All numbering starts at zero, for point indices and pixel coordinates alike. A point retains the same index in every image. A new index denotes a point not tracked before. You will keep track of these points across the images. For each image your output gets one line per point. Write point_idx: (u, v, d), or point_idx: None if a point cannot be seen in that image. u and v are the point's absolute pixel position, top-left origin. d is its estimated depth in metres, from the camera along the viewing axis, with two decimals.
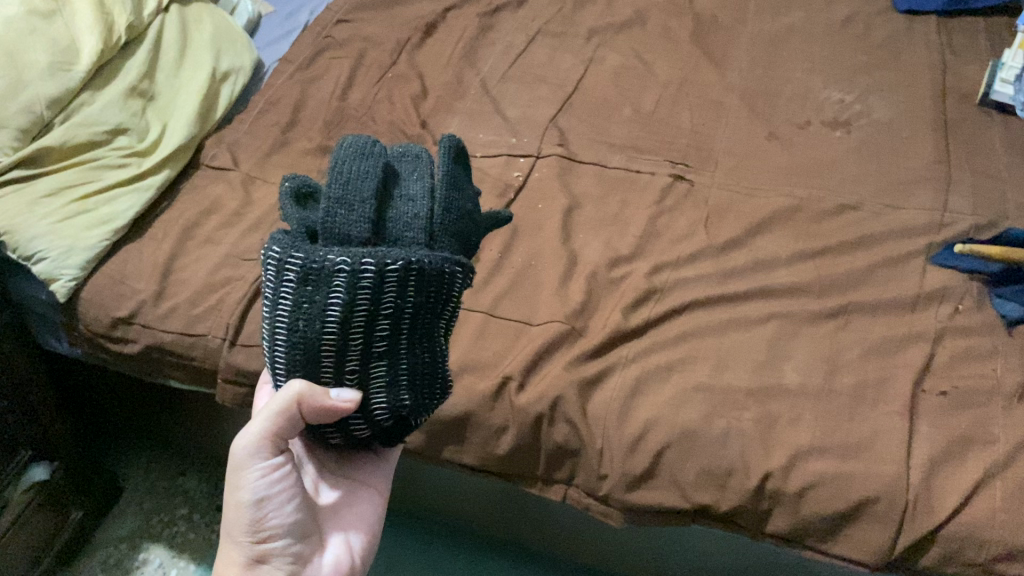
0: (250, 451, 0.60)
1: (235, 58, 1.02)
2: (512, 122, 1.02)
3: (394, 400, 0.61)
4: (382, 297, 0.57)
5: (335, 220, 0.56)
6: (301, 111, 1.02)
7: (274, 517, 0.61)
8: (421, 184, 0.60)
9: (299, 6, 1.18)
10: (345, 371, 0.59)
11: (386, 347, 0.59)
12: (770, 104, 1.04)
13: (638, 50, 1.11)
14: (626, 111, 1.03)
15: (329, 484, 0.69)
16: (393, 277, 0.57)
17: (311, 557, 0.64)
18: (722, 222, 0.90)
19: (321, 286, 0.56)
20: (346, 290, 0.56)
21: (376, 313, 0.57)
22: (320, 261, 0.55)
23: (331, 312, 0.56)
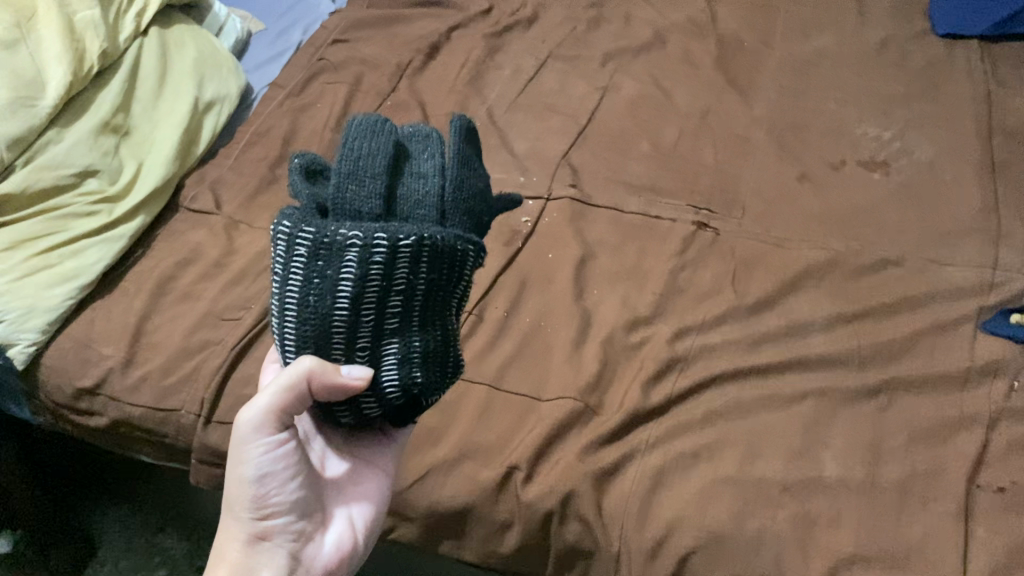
0: (254, 425, 0.55)
1: (221, 85, 0.93)
2: (520, 159, 0.94)
3: (406, 376, 0.57)
4: (394, 272, 0.55)
5: (344, 197, 0.55)
6: (291, 144, 0.94)
7: (277, 494, 0.57)
8: (433, 160, 0.59)
9: (292, 22, 1.10)
10: (355, 349, 0.57)
11: (398, 325, 0.57)
12: (802, 140, 0.95)
13: (656, 76, 1.03)
14: (645, 146, 0.95)
15: (336, 459, 0.63)
16: (405, 253, 0.55)
17: (313, 537, 0.59)
18: (751, 277, 0.82)
19: (332, 260, 0.54)
20: (358, 264, 0.54)
21: (388, 289, 0.55)
22: (330, 234, 0.54)
23: (341, 287, 0.54)
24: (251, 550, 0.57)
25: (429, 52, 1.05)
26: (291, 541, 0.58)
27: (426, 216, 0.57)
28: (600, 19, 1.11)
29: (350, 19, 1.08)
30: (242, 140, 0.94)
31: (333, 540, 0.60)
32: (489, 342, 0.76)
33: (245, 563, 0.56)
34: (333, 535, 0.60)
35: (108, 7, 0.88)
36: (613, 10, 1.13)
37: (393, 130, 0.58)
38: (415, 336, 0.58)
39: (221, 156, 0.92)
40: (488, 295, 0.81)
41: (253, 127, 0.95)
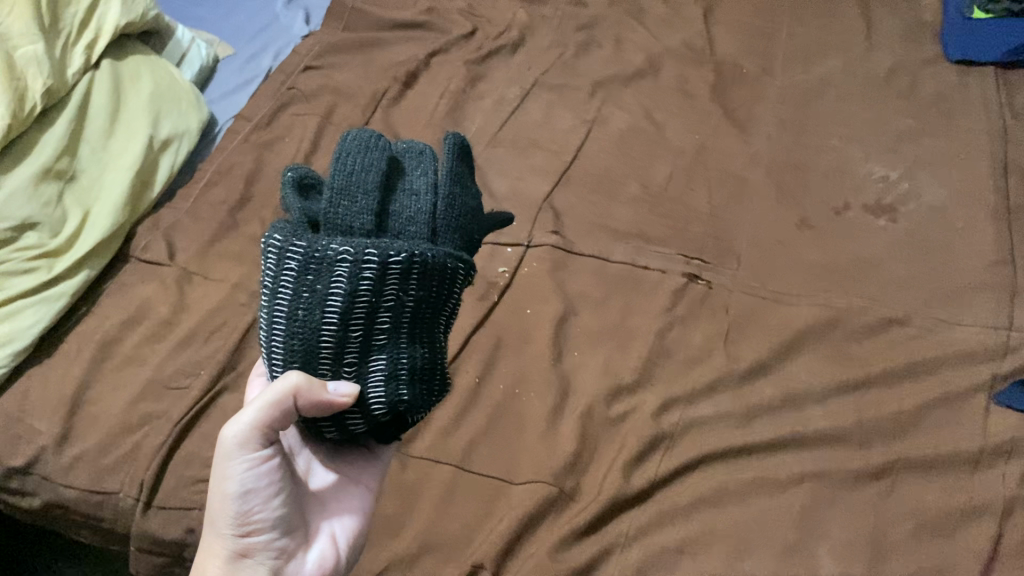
0: (240, 439, 0.51)
1: (179, 120, 0.87)
2: (499, 201, 0.88)
3: (393, 394, 0.53)
4: (384, 289, 0.51)
5: (334, 211, 0.52)
6: (255, 185, 0.88)
7: (260, 512, 0.52)
8: (427, 176, 0.55)
9: (263, 45, 1.03)
10: (342, 364, 0.52)
11: (387, 343, 0.52)
12: (802, 181, 0.89)
13: (648, 108, 0.97)
14: (633, 187, 0.88)
15: (320, 472, 0.59)
16: (396, 271, 0.51)
17: (298, 555, 0.55)
18: (744, 338, 0.75)
19: (321, 275, 0.50)
20: (348, 281, 0.50)
21: (376, 307, 0.51)
22: (320, 249, 0.49)
23: (330, 304, 0.50)
24: (233, 569, 0.52)
25: (406, 80, 0.98)
26: (275, 559, 0.53)
27: (418, 233, 0.53)
28: (590, 43, 1.05)
29: (324, 43, 1.02)
30: (203, 179, 0.88)
31: (317, 558, 0.56)
32: (457, 413, 0.70)
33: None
34: (318, 553, 0.56)
35: (54, 39, 0.81)
36: (604, 33, 1.06)
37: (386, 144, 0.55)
38: (402, 352, 0.53)
39: (179, 199, 0.86)
40: (459, 358, 0.75)
41: (216, 165, 0.89)
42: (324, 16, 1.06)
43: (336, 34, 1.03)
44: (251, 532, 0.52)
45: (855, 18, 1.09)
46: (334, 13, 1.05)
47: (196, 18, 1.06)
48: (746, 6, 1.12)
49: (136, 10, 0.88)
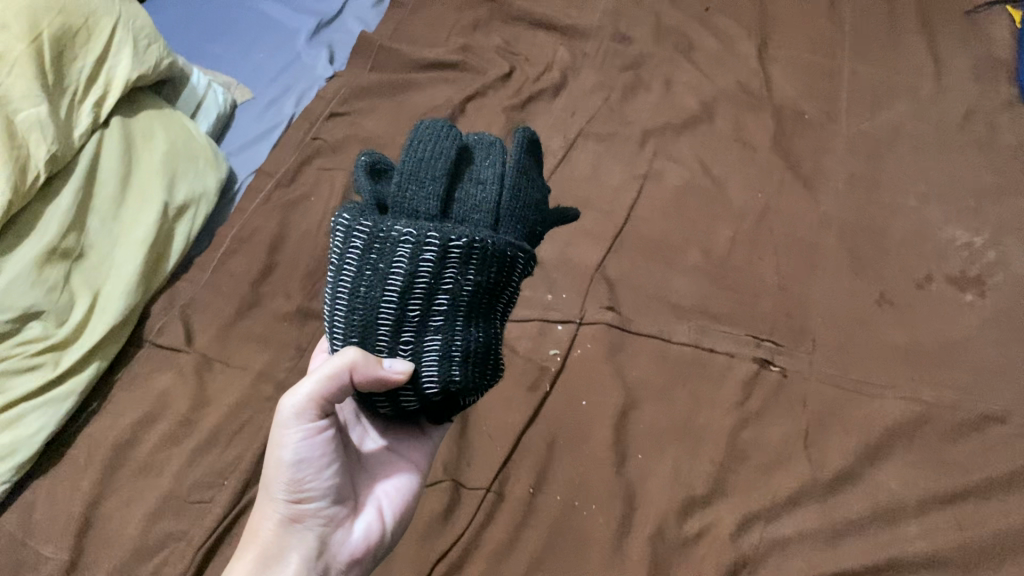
0: (297, 407, 0.49)
1: (196, 182, 0.80)
2: (546, 269, 0.80)
3: (445, 374, 0.49)
4: (443, 270, 0.48)
5: (401, 196, 0.50)
6: (280, 251, 0.80)
7: (313, 481, 0.51)
8: (493, 168, 0.53)
9: (285, 87, 0.95)
10: (398, 343, 0.49)
11: (443, 324, 0.50)
12: (878, 248, 0.81)
13: (705, 160, 0.89)
14: (693, 255, 0.81)
15: (373, 444, 0.58)
16: (456, 255, 0.48)
17: (347, 525, 0.53)
18: (827, 438, 0.68)
19: (384, 255, 0.48)
20: (408, 260, 0.48)
21: (435, 289, 0.49)
22: (384, 228, 0.48)
23: (390, 282, 0.48)
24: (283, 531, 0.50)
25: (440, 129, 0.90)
26: (325, 527, 0.52)
27: (482, 221, 0.51)
28: (637, 84, 0.97)
29: (350, 87, 0.94)
30: (222, 243, 0.80)
31: (365, 528, 0.54)
32: (512, 531, 0.63)
33: (275, 545, 0.50)
34: (367, 523, 0.54)
35: (60, 99, 0.72)
36: (651, 73, 0.98)
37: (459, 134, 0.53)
38: (458, 333, 0.50)
39: (196, 268, 0.78)
40: (511, 461, 0.67)
41: (236, 227, 0.81)
42: (350, 56, 0.98)
43: (363, 77, 0.95)
44: (303, 497, 0.51)
45: (922, 53, 1.01)
46: (360, 52, 0.97)
47: (211, 56, 0.98)
48: (803, 41, 1.04)
49: (149, 61, 0.79)
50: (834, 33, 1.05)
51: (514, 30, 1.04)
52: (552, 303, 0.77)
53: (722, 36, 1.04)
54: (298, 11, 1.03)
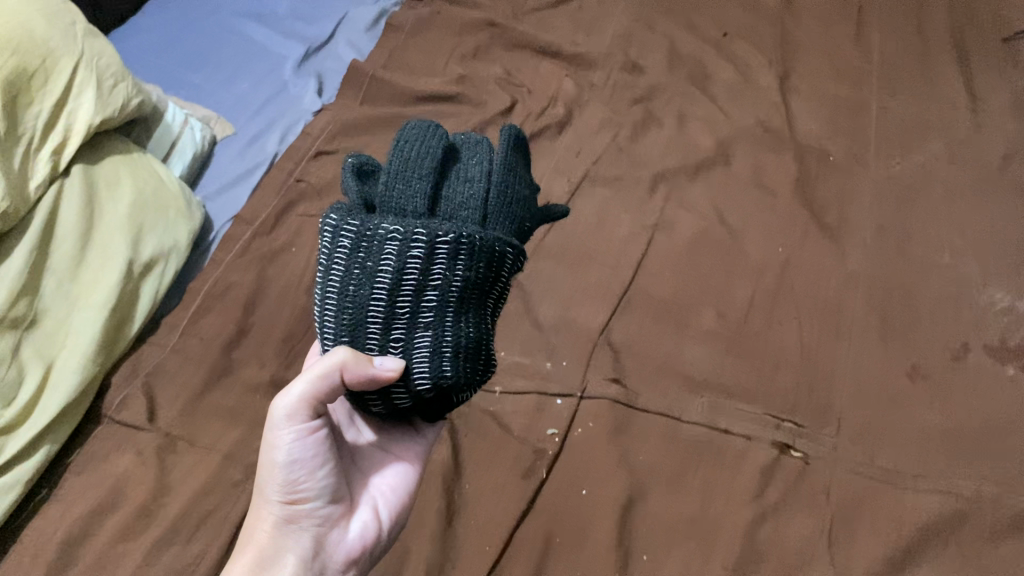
0: (289, 411, 0.49)
1: (166, 234, 0.73)
2: (545, 332, 0.73)
3: (437, 369, 0.49)
4: (430, 267, 0.48)
5: (389, 197, 0.50)
6: (256, 310, 0.73)
7: (307, 482, 0.51)
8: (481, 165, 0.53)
9: (269, 122, 0.89)
10: (389, 340, 0.49)
11: (433, 320, 0.49)
12: (910, 311, 0.73)
13: (720, 208, 0.82)
14: (708, 317, 0.74)
15: (366, 439, 0.58)
16: (443, 252, 0.48)
17: (343, 524, 0.54)
18: (854, 538, 0.61)
19: (372, 254, 0.48)
20: (396, 258, 0.48)
21: (424, 286, 0.49)
22: (370, 227, 0.48)
23: (379, 279, 0.48)
24: (279, 533, 0.51)
25: None
26: (320, 527, 0.52)
27: (471, 218, 0.51)
28: (648, 120, 0.90)
29: (340, 121, 0.88)
30: (194, 301, 0.74)
31: (360, 527, 0.54)
32: None
33: (271, 547, 0.50)
34: (362, 522, 0.55)
35: (14, 148, 0.65)
36: (664, 106, 0.91)
37: (446, 133, 0.54)
38: (448, 328, 0.50)
39: (165, 329, 0.72)
40: (502, 561, 0.60)
41: (210, 281, 0.75)
42: (340, 86, 0.92)
43: (355, 110, 0.89)
44: (298, 498, 0.51)
45: (956, 87, 0.94)
46: (352, 83, 0.91)
47: (191, 85, 0.91)
48: (827, 71, 0.96)
49: (114, 103, 0.73)
50: (860, 63, 0.97)
51: (518, 57, 0.97)
52: (552, 372, 0.71)
53: (740, 65, 0.97)
54: (287, 36, 0.97)
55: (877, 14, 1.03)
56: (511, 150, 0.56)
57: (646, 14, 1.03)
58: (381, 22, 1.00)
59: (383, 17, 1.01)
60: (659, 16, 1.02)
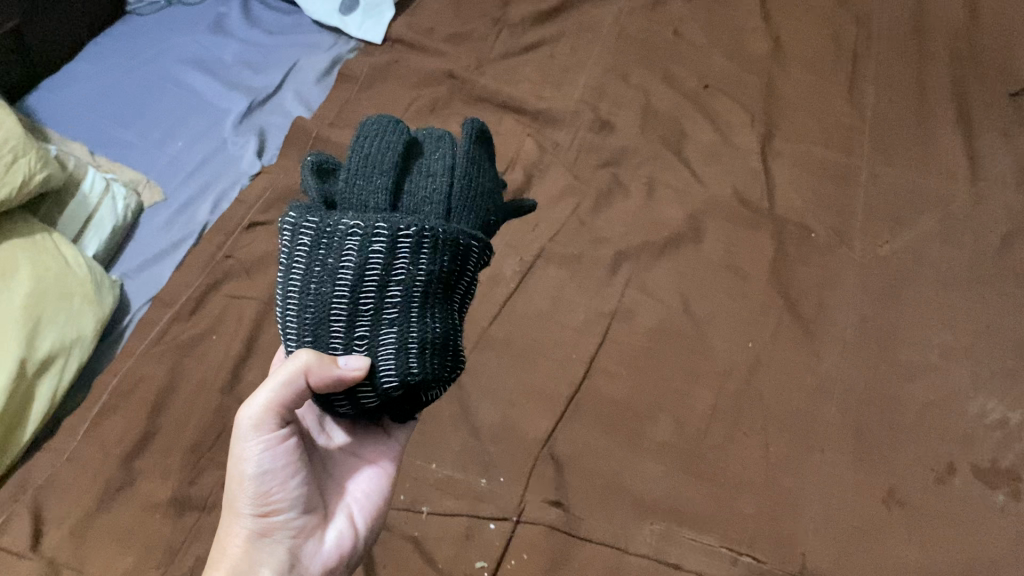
0: (255, 420, 0.47)
1: (68, 324, 0.67)
2: (482, 441, 0.66)
3: (402, 366, 0.46)
4: (393, 262, 0.46)
5: (349, 193, 0.48)
6: (165, 411, 0.67)
7: (280, 493, 0.49)
8: (443, 159, 0.50)
9: (202, 187, 0.82)
10: (353, 338, 0.47)
11: (398, 317, 0.47)
12: (889, 425, 0.66)
13: (686, 294, 0.74)
14: (664, 425, 0.66)
15: (340, 440, 0.55)
16: (405, 246, 0.46)
17: (319, 534, 0.51)
18: None
19: (332, 251, 0.45)
20: (356, 253, 0.45)
21: (387, 282, 0.46)
22: (330, 223, 0.46)
23: (340, 277, 0.45)
24: (253, 546, 0.48)
25: None
26: (295, 539, 0.50)
27: (434, 213, 0.49)
28: (613, 188, 0.83)
29: (277, 187, 0.81)
30: (99, 398, 0.67)
31: (336, 537, 0.52)
32: None
33: (245, 561, 0.47)
34: (338, 531, 0.52)
35: None
36: (632, 172, 0.84)
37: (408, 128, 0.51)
38: (414, 323, 0.47)
39: (64, 430, 0.66)
40: None
41: (118, 374, 0.69)
42: (282, 147, 0.85)
43: (295, 173, 0.82)
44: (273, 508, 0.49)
45: (955, 152, 0.85)
46: (295, 142, 0.85)
47: (122, 144, 0.85)
48: (815, 131, 0.88)
49: (11, 182, 0.66)
50: (852, 122, 0.89)
51: (479, 110, 0.90)
52: (486, 489, 0.63)
53: (720, 123, 0.89)
54: (230, 87, 0.90)
55: (873, 65, 0.95)
56: (475, 143, 0.53)
57: (621, 62, 0.95)
58: (333, 71, 0.94)
59: (336, 65, 0.95)
60: (636, 64, 0.95)
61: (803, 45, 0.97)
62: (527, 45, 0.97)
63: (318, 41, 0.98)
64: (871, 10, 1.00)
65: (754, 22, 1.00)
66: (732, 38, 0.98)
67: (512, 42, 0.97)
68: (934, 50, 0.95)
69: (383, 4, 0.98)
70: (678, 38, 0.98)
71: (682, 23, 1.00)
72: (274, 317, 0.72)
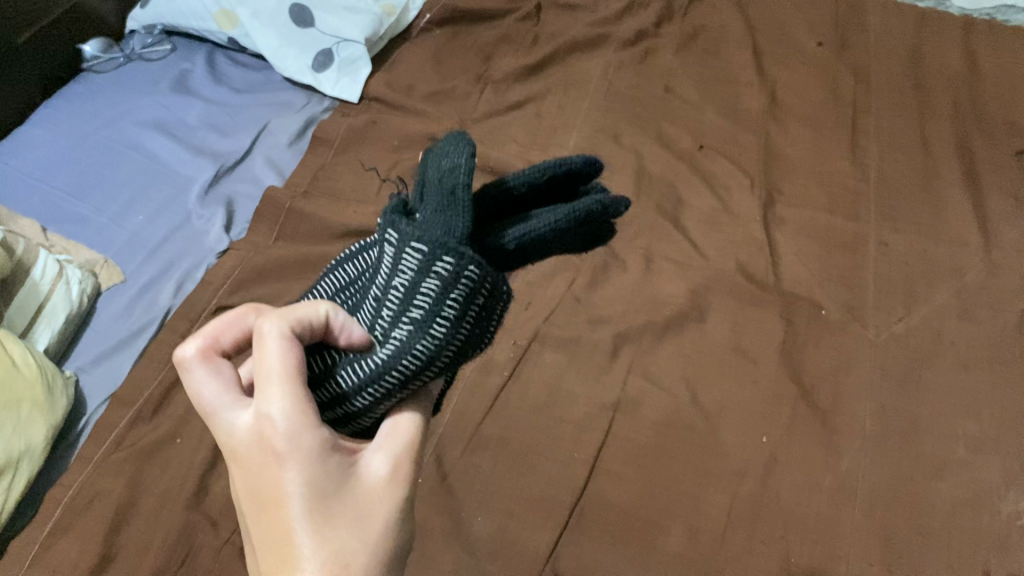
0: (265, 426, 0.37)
1: (16, 436, 0.61)
2: (477, 560, 0.60)
3: (391, 329, 0.45)
4: (415, 295, 0.44)
5: (428, 225, 0.46)
6: (125, 527, 0.61)
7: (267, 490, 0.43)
8: (566, 161, 0.53)
9: (164, 268, 0.78)
10: (400, 316, 0.45)
11: (398, 309, 0.45)
12: (919, 530, 0.60)
13: (692, 382, 0.69)
14: (677, 535, 0.60)
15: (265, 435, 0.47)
16: (413, 265, 0.45)
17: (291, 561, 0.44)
18: None
19: (393, 270, 0.46)
20: (383, 295, 0.46)
21: (404, 308, 0.45)
22: (399, 250, 0.46)
23: (402, 288, 0.45)
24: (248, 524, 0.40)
25: None
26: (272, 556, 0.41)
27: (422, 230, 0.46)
28: (609, 263, 0.78)
29: (246, 266, 0.77)
30: (48, 518, 0.61)
31: None
32: None
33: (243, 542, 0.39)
34: None
35: None
36: (628, 244, 0.80)
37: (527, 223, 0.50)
38: (406, 319, 0.45)
39: (9, 555, 0.60)
40: None
41: (72, 488, 0.63)
42: (251, 220, 0.82)
43: (267, 250, 0.78)
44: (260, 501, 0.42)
45: (966, 217, 0.79)
46: (266, 216, 0.81)
47: (78, 218, 0.81)
48: (818, 195, 0.83)
49: None
50: (856, 185, 0.83)
51: None
52: None
53: (719, 187, 0.84)
54: (195, 153, 0.87)
55: (874, 116, 0.89)
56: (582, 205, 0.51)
57: (612, 122, 0.91)
58: (306, 133, 0.91)
59: (308, 126, 0.92)
60: (627, 123, 0.91)
61: (798, 100, 0.92)
62: (511, 103, 0.94)
63: (290, 100, 0.95)
64: (866, 62, 0.95)
65: (747, 75, 0.95)
66: (726, 92, 0.93)
67: (496, 99, 0.94)
68: (936, 106, 0.89)
69: (358, 60, 0.95)
70: (669, 94, 0.94)
71: (672, 76, 0.96)
72: None
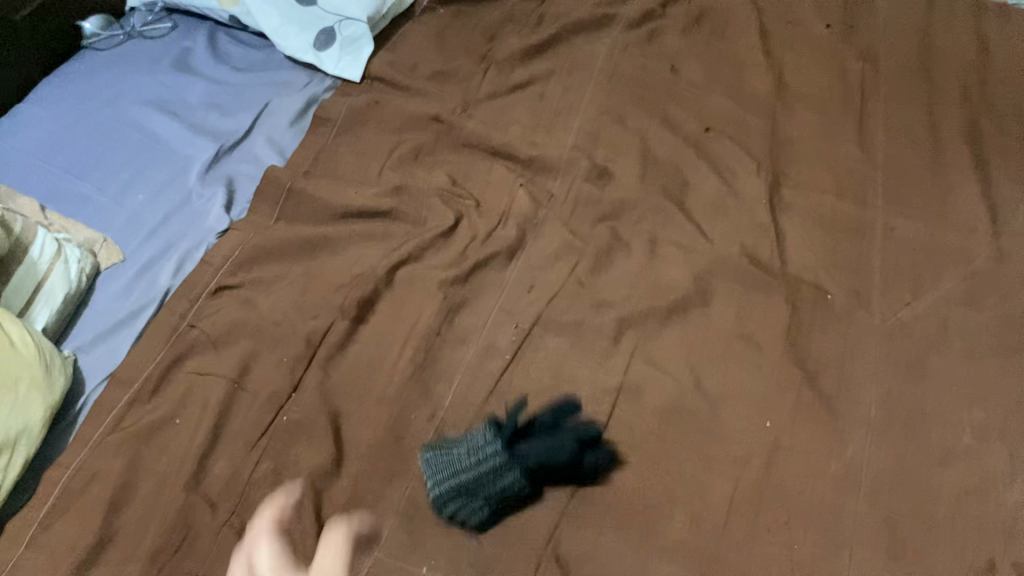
0: None
1: (13, 415, 0.60)
2: (477, 544, 0.60)
3: (502, 470, 0.60)
4: (507, 469, 0.60)
5: (491, 449, 0.61)
6: (124, 508, 0.61)
7: None
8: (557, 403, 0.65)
9: (165, 248, 0.78)
10: (500, 468, 0.60)
11: (496, 465, 0.60)
12: (923, 519, 0.59)
13: (696, 368, 0.68)
14: (678, 521, 0.60)
15: None
16: (496, 458, 0.60)
17: None
18: None
19: (478, 460, 0.60)
20: (466, 460, 0.61)
21: (500, 471, 0.60)
22: (472, 444, 0.62)
23: (496, 470, 0.60)
24: None
25: (357, 313, 0.72)
26: None
27: (493, 450, 0.61)
28: (613, 245, 0.77)
29: (246, 247, 0.77)
30: (47, 498, 0.61)
31: None
32: None
33: None
34: None
35: None
36: (632, 228, 0.79)
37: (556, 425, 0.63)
38: (503, 470, 0.60)
39: (8, 535, 0.60)
40: None
41: (70, 468, 0.63)
42: (252, 200, 0.81)
43: (267, 231, 0.78)
44: None
45: (975, 204, 0.78)
46: (267, 196, 0.81)
47: (77, 197, 0.81)
48: (825, 179, 0.82)
49: None
50: (863, 170, 0.82)
51: (466, 159, 0.86)
52: None
53: (725, 170, 0.83)
54: (196, 132, 0.86)
55: (883, 100, 0.88)
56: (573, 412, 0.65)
57: (617, 104, 0.90)
58: (308, 113, 0.90)
59: (310, 106, 0.91)
60: (632, 105, 0.90)
61: (805, 82, 0.91)
62: (515, 84, 0.93)
63: (292, 79, 0.94)
64: (876, 44, 0.93)
65: (755, 57, 0.93)
66: (733, 73, 0.92)
67: (500, 80, 0.93)
68: (945, 90, 0.88)
69: (361, 38, 0.93)
70: (675, 76, 0.93)
71: (679, 59, 0.95)
72: (248, 399, 0.66)
